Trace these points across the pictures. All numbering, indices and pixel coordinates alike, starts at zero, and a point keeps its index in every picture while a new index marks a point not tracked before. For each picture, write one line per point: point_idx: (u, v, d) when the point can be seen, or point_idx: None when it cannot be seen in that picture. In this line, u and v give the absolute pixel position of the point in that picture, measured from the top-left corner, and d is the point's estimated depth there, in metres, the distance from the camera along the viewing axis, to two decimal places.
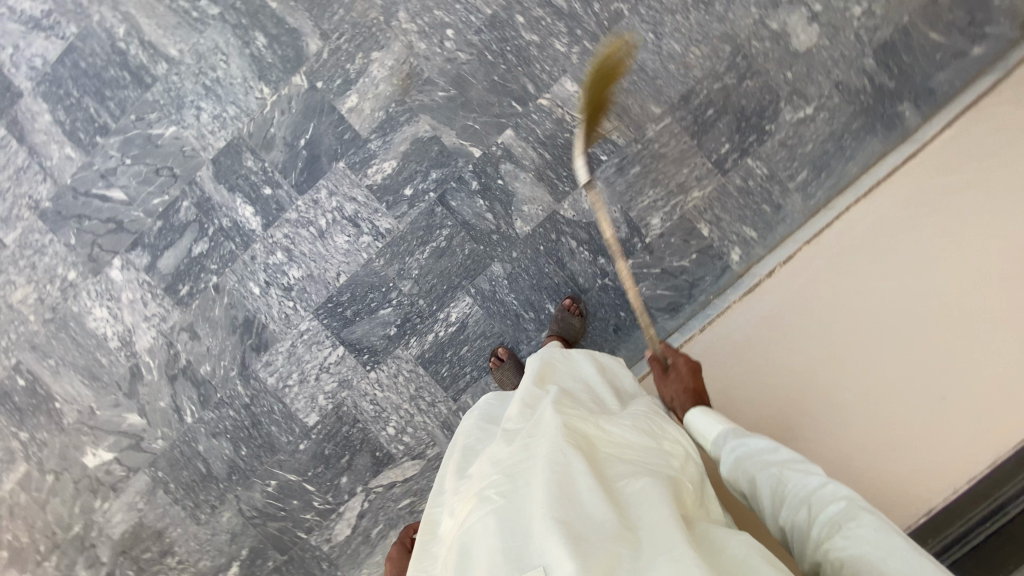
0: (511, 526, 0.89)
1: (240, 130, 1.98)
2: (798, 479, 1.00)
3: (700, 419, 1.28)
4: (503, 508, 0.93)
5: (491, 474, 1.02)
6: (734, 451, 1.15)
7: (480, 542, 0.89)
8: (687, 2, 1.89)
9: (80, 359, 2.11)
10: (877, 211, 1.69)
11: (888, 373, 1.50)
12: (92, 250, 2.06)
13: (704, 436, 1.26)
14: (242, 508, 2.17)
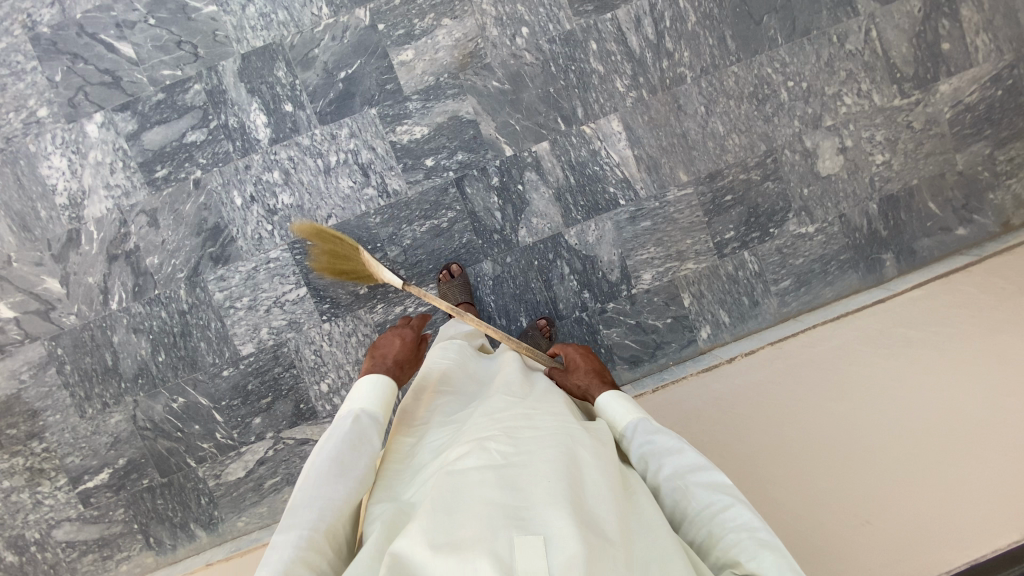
0: (514, 480, 0.93)
1: (282, 37, 1.88)
2: (700, 494, 1.01)
3: (610, 401, 1.26)
4: (507, 463, 0.97)
5: (493, 433, 1.05)
6: (641, 446, 1.14)
7: (479, 487, 0.92)
8: (745, 92, 1.98)
9: (15, 202, 1.91)
10: (852, 334, 1.83)
11: (849, 444, 1.44)
12: (74, 96, 1.88)
13: (613, 421, 1.23)
14: (135, 416, 2.01)
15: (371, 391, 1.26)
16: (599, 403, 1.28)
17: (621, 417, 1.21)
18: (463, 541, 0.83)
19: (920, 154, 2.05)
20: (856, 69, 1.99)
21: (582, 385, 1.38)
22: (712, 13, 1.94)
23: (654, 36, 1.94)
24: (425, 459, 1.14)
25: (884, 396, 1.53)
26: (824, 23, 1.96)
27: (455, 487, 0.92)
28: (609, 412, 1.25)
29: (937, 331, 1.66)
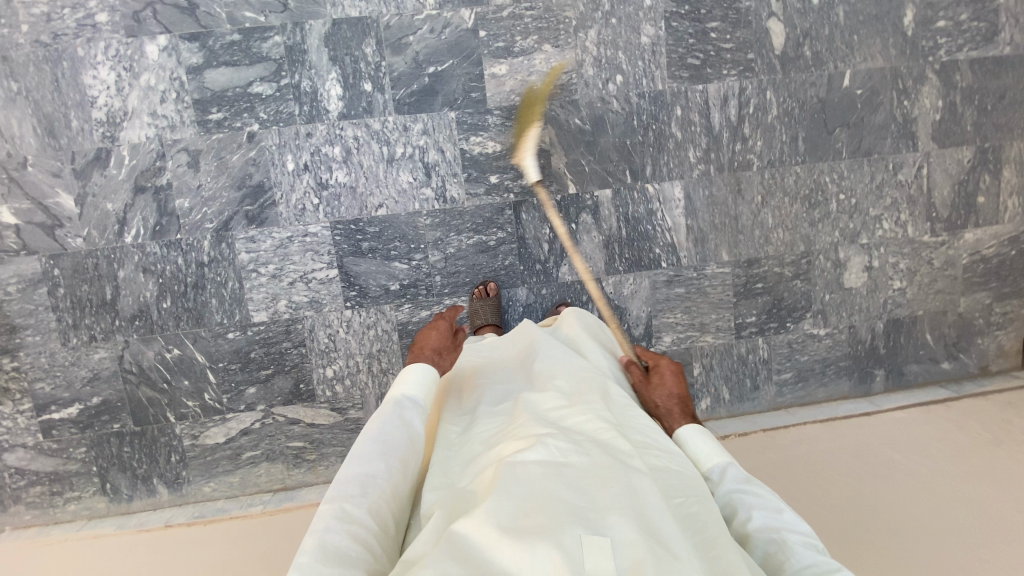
0: (573, 479, 0.91)
1: (379, 14, 1.80)
2: (802, 554, 0.95)
3: (692, 434, 1.23)
4: (564, 463, 0.94)
5: (545, 428, 1.03)
6: (729, 489, 1.10)
7: (537, 482, 0.89)
8: (800, 192, 2.08)
9: (48, 105, 1.77)
10: (852, 433, 2.03)
11: (885, 532, 1.59)
12: (141, 11, 1.75)
13: (694, 458, 1.20)
14: (122, 357, 1.90)
15: (421, 380, 1.24)
16: (679, 434, 1.25)
17: (707, 455, 1.18)
18: (529, 531, 0.80)
19: (933, 289, 2.22)
20: (901, 199, 2.12)
21: (664, 403, 1.38)
22: (793, 112, 2.01)
23: (736, 119, 1.99)
24: (471, 447, 1.11)
25: (905, 491, 1.71)
26: (885, 150, 2.08)
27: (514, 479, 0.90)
28: (691, 447, 1.21)
29: (931, 442, 1.92)
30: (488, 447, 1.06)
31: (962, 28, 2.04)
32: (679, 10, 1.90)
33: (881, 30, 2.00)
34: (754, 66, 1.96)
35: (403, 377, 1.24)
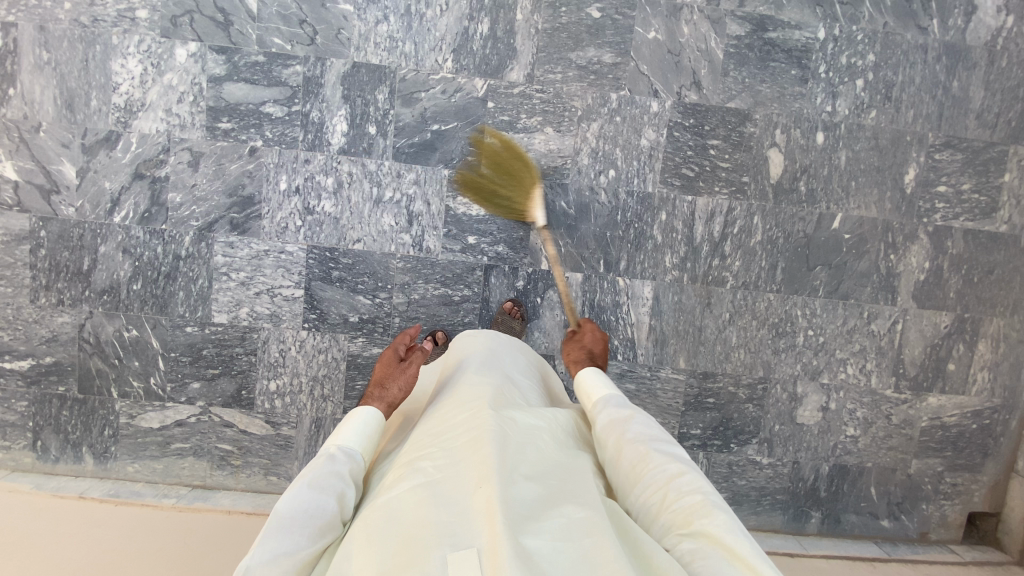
0: (444, 498, 0.86)
1: (398, 66, 1.89)
2: (657, 461, 1.04)
3: (588, 374, 1.35)
4: (435, 483, 0.90)
5: (427, 449, 1.00)
6: (608, 415, 1.19)
7: (406, 512, 0.85)
8: (769, 319, 2.08)
9: (75, 82, 1.88)
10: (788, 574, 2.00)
11: None
12: (180, 16, 1.86)
13: (587, 393, 1.31)
14: (83, 326, 1.98)
15: (359, 431, 1.14)
16: (580, 376, 1.36)
17: (598, 390, 1.30)
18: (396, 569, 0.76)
19: (886, 443, 2.18)
20: (869, 348, 2.11)
21: (576, 355, 1.51)
22: (777, 240, 2.03)
23: (718, 235, 2.03)
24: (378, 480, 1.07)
25: None
26: (863, 297, 2.08)
27: (386, 518, 0.86)
28: (588, 385, 1.32)
29: None
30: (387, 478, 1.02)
31: (962, 197, 2.04)
32: (683, 122, 1.96)
33: (880, 181, 2.01)
34: (746, 189, 2.00)
35: (344, 425, 1.14)
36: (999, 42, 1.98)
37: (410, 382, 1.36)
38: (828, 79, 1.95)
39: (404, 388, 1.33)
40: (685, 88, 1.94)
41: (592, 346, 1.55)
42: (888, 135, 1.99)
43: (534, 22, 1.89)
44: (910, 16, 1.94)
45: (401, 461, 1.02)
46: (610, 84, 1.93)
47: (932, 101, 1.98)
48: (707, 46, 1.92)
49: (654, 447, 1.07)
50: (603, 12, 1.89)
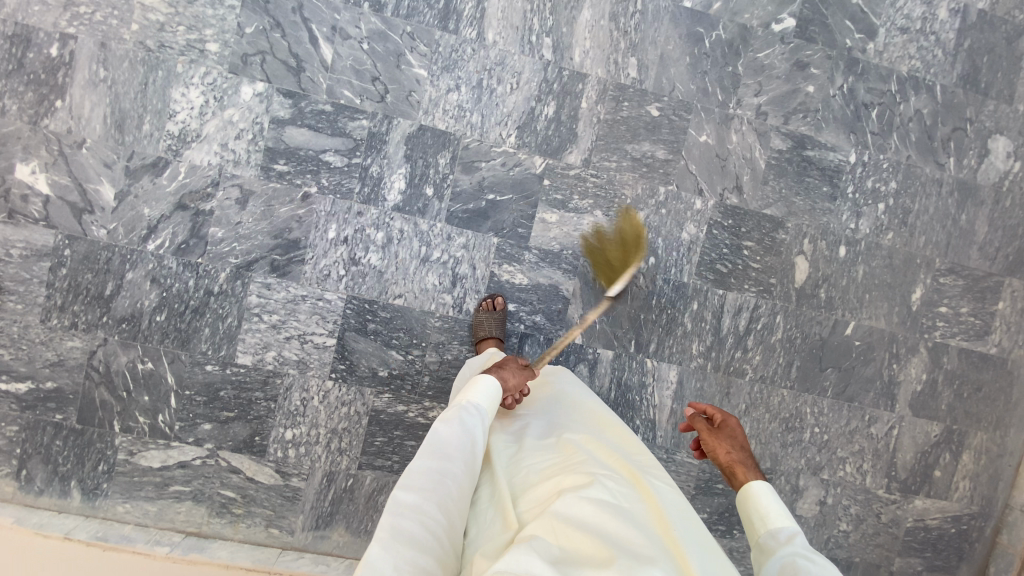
0: (633, 520, 1.12)
1: (463, 135, 1.96)
2: None
3: (763, 494, 1.31)
4: (625, 507, 1.15)
5: (609, 474, 1.24)
6: (791, 556, 1.19)
7: (603, 518, 1.10)
8: (780, 413, 2.19)
9: (129, 103, 1.83)
10: None
11: None
12: (251, 54, 1.85)
13: (760, 515, 1.29)
14: (95, 352, 1.88)
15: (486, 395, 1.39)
16: (751, 489, 1.33)
17: (774, 513, 1.28)
18: (609, 559, 1.01)
19: (874, 540, 2.29)
20: (867, 449, 2.24)
21: (733, 456, 1.42)
22: (795, 340, 2.16)
23: (743, 329, 2.14)
24: (540, 472, 1.29)
25: None
26: (866, 401, 2.22)
27: (584, 518, 1.09)
28: (760, 504, 1.30)
29: None
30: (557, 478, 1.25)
31: (960, 318, 2.23)
32: (722, 221, 2.08)
33: (890, 296, 2.18)
34: (773, 289, 2.13)
35: (471, 389, 1.39)
36: (1003, 185, 2.20)
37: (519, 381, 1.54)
38: (854, 199, 2.12)
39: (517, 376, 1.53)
40: (727, 190, 2.06)
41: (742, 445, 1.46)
42: (901, 255, 2.17)
43: (596, 111, 1.98)
44: (930, 152, 2.14)
45: (579, 470, 1.25)
46: (660, 178, 2.04)
47: (941, 230, 2.17)
48: (751, 155, 2.06)
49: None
50: (662, 111, 2.00)
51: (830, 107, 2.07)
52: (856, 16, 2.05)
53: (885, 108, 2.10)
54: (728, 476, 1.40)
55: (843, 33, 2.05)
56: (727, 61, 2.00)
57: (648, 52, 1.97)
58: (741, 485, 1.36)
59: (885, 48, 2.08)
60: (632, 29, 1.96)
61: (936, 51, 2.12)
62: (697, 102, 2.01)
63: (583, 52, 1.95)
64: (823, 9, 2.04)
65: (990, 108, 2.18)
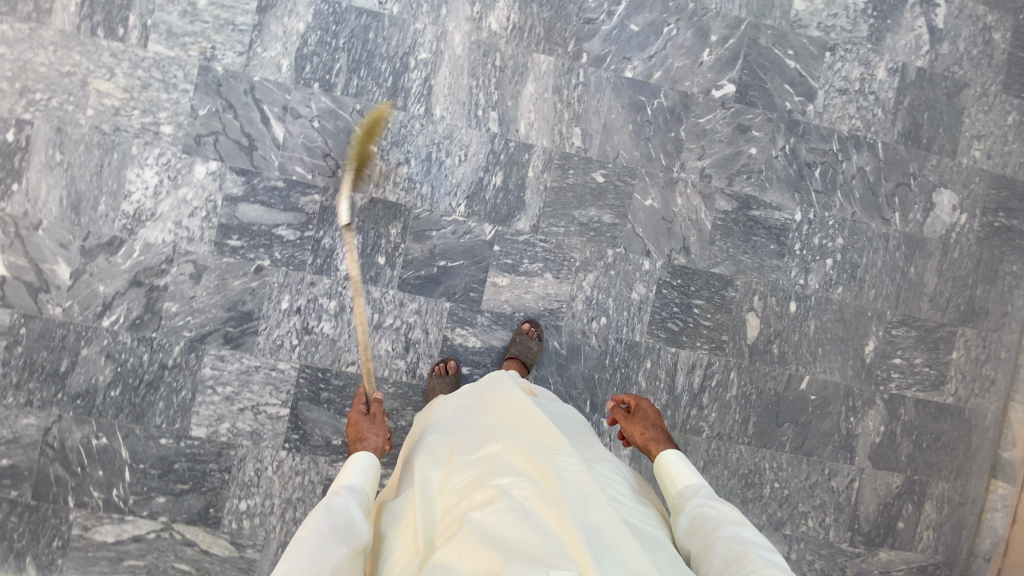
0: (532, 523, 1.09)
1: (413, 205, 2.02)
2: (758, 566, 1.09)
3: (670, 458, 1.40)
4: (527, 512, 1.11)
5: (513, 475, 1.20)
6: (699, 506, 1.26)
7: (500, 530, 1.06)
8: (739, 468, 2.19)
9: (84, 185, 1.88)
10: None
11: None
12: (204, 135, 1.91)
13: (671, 478, 1.37)
14: (50, 428, 1.91)
15: (362, 469, 1.31)
16: (661, 456, 1.42)
17: (682, 475, 1.36)
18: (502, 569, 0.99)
19: None
20: (828, 503, 2.23)
21: (648, 434, 1.51)
22: (750, 395, 2.17)
23: (697, 386, 2.15)
24: (449, 484, 1.24)
25: None
26: (825, 454, 2.22)
27: (483, 536, 1.05)
28: (669, 468, 1.39)
29: None
30: (465, 489, 1.20)
31: (914, 369, 2.24)
32: (671, 280, 2.12)
33: (843, 350, 2.20)
34: (725, 346, 2.15)
35: (343, 470, 1.29)
36: (951, 237, 2.22)
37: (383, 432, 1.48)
38: (802, 256, 2.16)
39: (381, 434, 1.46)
40: (675, 251, 2.11)
41: (654, 420, 1.55)
42: (852, 309, 2.19)
43: (544, 179, 2.05)
44: (875, 208, 2.18)
45: (483, 478, 1.21)
46: (608, 241, 2.08)
47: (890, 284, 2.20)
48: (697, 216, 2.11)
49: (753, 549, 1.13)
50: (607, 177, 2.07)
51: (772, 168, 2.12)
52: (794, 79, 2.11)
53: (828, 167, 2.15)
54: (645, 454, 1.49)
55: (783, 96, 2.11)
56: (670, 128, 2.07)
57: (592, 122, 2.04)
58: (654, 457, 1.45)
59: (825, 109, 2.13)
60: (575, 100, 2.04)
61: (875, 110, 2.16)
62: (642, 167, 2.08)
63: (528, 124, 2.03)
64: (761, 74, 2.10)
65: (933, 162, 2.20)
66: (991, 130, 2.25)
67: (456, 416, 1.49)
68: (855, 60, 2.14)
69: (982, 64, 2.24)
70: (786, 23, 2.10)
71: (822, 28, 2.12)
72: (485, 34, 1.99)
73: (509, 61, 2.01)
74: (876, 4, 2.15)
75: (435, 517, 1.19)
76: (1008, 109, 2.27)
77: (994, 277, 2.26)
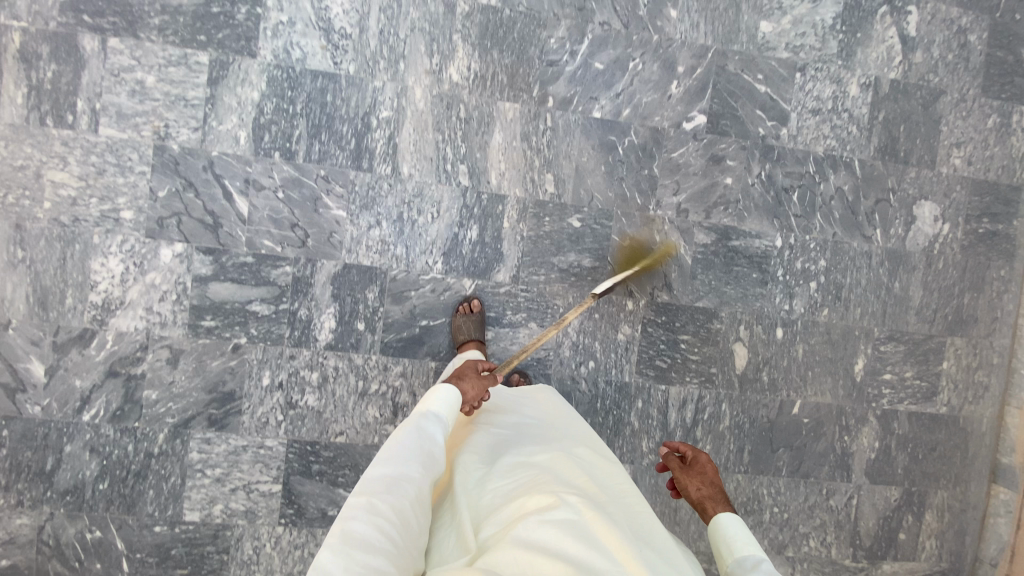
0: (590, 538, 1.12)
1: (389, 267, 1.97)
2: None
3: (729, 522, 1.32)
4: (585, 523, 1.15)
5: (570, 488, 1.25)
6: None
7: (561, 536, 1.11)
8: (738, 497, 2.19)
9: (48, 279, 1.83)
10: None
11: None
12: (167, 217, 1.86)
13: (728, 545, 1.29)
14: (42, 526, 1.88)
15: (447, 400, 1.38)
16: (717, 519, 1.34)
17: (741, 542, 1.28)
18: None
19: None
20: (829, 522, 2.24)
21: (704, 491, 1.43)
22: (744, 425, 2.17)
23: (690, 420, 2.14)
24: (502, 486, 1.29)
25: None
26: (822, 475, 2.23)
27: (543, 540, 1.10)
28: (726, 533, 1.31)
29: None
30: (520, 493, 1.25)
31: (905, 383, 2.24)
32: (656, 318, 2.10)
33: (833, 371, 2.19)
34: (715, 379, 2.14)
35: (429, 395, 1.38)
36: (934, 248, 2.20)
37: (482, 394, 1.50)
38: (785, 281, 2.14)
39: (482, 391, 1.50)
40: (658, 289, 2.09)
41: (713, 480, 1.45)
42: (839, 330, 2.18)
43: (520, 228, 2.01)
44: (856, 227, 2.15)
45: (541, 486, 1.25)
46: (590, 285, 2.05)
47: (876, 301, 2.19)
48: (677, 251, 2.09)
49: None
50: (583, 222, 2.03)
51: (750, 196, 2.10)
52: (766, 104, 2.07)
53: (805, 191, 2.12)
54: (700, 512, 1.41)
55: (755, 122, 2.07)
56: (643, 165, 2.04)
57: (564, 167, 2.01)
58: (710, 518, 1.37)
59: (799, 132, 2.10)
60: (545, 146, 2.00)
61: (850, 128, 2.12)
62: (617, 208, 2.05)
63: (499, 174, 1.98)
64: (732, 102, 2.05)
65: (912, 175, 2.17)
66: (970, 136, 2.20)
67: (512, 424, 1.53)
68: (826, 79, 2.09)
69: (959, 69, 2.17)
70: (753, 47, 2.05)
71: (791, 49, 2.07)
72: (446, 86, 1.93)
73: (474, 112, 1.95)
74: (845, 17, 2.09)
75: (487, 513, 1.23)
76: (988, 112, 2.20)
77: (981, 284, 2.24)
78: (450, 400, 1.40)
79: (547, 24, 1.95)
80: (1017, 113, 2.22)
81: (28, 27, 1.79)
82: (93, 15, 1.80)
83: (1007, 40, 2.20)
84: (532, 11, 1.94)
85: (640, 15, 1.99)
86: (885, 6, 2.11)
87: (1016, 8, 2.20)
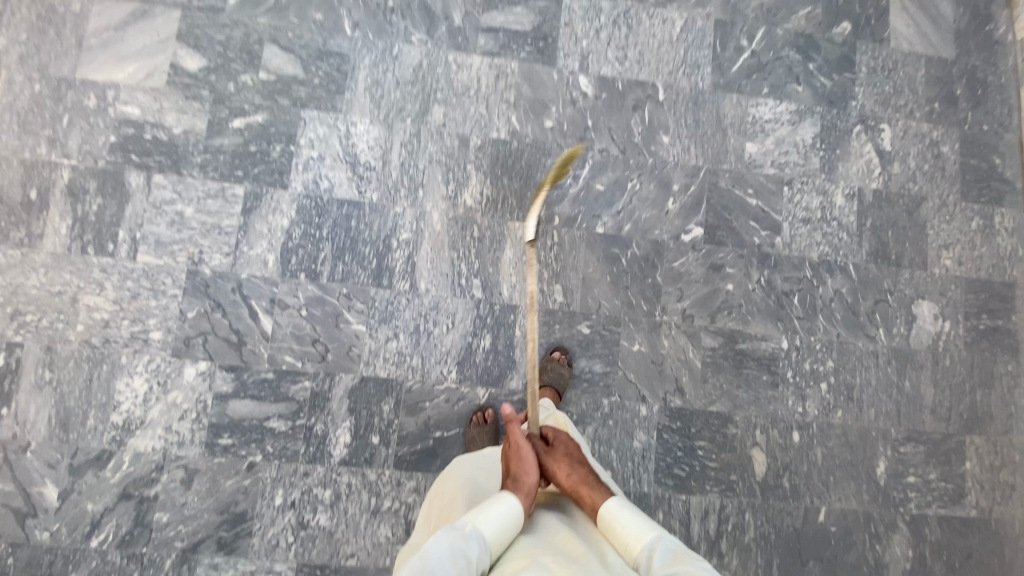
0: None
1: (404, 378, 2.01)
2: None
3: (618, 514, 1.45)
4: None
5: None
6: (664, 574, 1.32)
7: None
8: None
9: (73, 399, 1.88)
10: None
11: None
12: (193, 336, 1.94)
13: (625, 537, 1.42)
14: None
15: (495, 518, 1.37)
16: (605, 512, 1.47)
17: (633, 532, 1.41)
18: None
19: None
20: None
21: (573, 476, 1.56)
22: (769, 535, 2.09)
23: (713, 532, 2.07)
24: None
25: None
26: None
27: None
28: (619, 526, 1.44)
29: None
30: None
31: (931, 485, 2.18)
32: (671, 424, 2.10)
33: (854, 474, 2.15)
34: (735, 485, 2.10)
35: (487, 509, 1.37)
36: (938, 345, 2.24)
37: (530, 463, 1.55)
38: (795, 383, 2.16)
39: (527, 468, 1.54)
40: (670, 393, 2.11)
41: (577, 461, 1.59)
42: (855, 430, 2.17)
43: (531, 337, 2.08)
44: (859, 327, 2.21)
45: None
46: (602, 391, 2.08)
47: (889, 399, 2.19)
48: (686, 356, 2.13)
49: None
50: (592, 329, 2.10)
51: (752, 301, 2.18)
52: (759, 215, 2.21)
53: (805, 294, 2.20)
54: (578, 498, 1.54)
55: (750, 233, 2.20)
56: (648, 274, 2.15)
57: (571, 277, 2.11)
58: (598, 512, 1.49)
59: (793, 240, 2.22)
60: (553, 259, 2.11)
61: (841, 235, 2.25)
62: (626, 315, 2.12)
63: (510, 287, 2.08)
64: (726, 214, 2.20)
65: (906, 276, 2.26)
66: (957, 237, 2.32)
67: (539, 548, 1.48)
68: (812, 190, 2.26)
69: (936, 177, 2.35)
70: (742, 165, 2.23)
71: (777, 166, 2.25)
72: (461, 208, 2.09)
73: (487, 231, 2.09)
74: (823, 137, 2.29)
75: None
76: (970, 215, 2.35)
77: (991, 380, 2.26)
78: (505, 516, 1.40)
79: (552, 151, 2.15)
80: (998, 214, 2.36)
81: (77, 165, 1.98)
82: (140, 156, 2.00)
83: (977, 150, 2.41)
84: (538, 141, 2.15)
85: (636, 140, 2.19)
86: (858, 125, 2.32)
87: (981, 122, 2.44)
